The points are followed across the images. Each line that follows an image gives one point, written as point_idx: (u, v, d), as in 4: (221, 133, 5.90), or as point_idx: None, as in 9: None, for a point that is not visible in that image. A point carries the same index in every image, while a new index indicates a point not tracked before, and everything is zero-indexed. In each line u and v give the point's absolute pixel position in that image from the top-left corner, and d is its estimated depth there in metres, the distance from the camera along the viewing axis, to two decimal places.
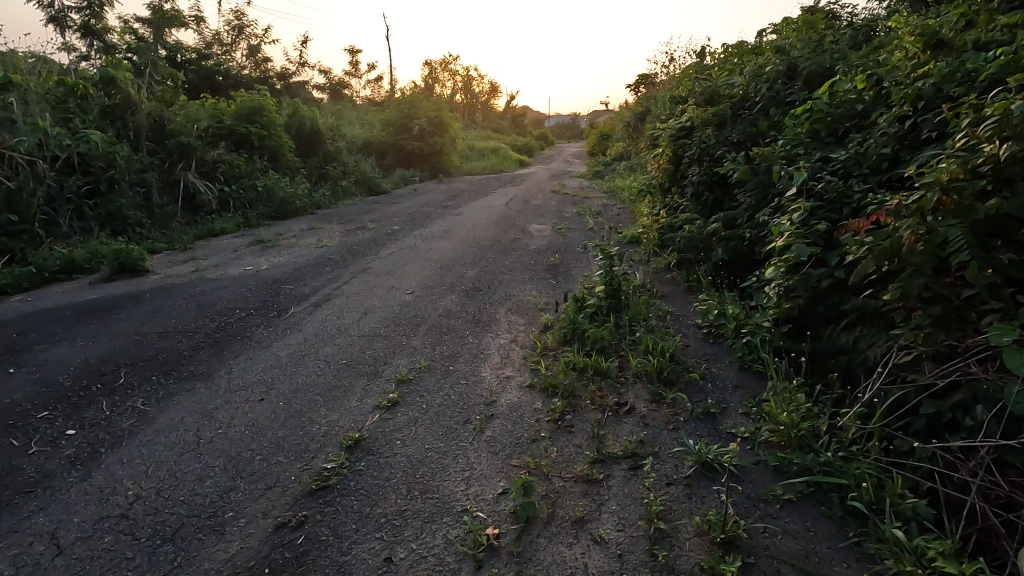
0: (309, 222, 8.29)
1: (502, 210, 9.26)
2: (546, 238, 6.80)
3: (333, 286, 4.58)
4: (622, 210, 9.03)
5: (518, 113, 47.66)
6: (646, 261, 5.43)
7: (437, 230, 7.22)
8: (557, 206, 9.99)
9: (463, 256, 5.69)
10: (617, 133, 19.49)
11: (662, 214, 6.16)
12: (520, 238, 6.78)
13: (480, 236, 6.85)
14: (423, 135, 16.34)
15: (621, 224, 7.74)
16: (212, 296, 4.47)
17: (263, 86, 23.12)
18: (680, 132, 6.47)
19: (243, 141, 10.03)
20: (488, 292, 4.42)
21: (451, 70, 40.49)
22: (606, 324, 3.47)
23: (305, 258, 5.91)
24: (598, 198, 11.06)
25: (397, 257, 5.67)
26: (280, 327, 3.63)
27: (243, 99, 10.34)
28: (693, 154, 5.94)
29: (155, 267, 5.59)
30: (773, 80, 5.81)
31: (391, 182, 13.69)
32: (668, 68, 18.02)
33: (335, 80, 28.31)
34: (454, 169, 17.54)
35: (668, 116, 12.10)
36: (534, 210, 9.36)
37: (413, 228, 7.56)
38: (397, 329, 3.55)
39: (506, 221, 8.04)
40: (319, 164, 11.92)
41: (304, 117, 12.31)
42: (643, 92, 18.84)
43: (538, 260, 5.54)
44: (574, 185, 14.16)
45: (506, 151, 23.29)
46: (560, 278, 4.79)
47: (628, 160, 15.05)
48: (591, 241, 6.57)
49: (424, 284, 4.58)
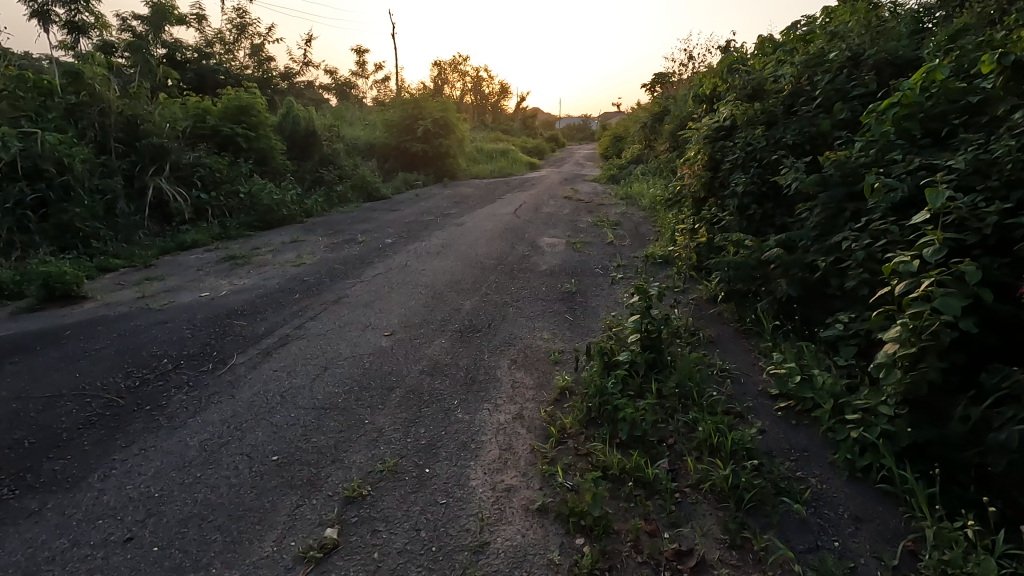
0: (293, 233, 7.45)
1: (509, 220, 8.36)
2: (559, 256, 5.89)
3: (294, 326, 3.66)
4: (643, 221, 8.10)
5: (528, 115, 46.79)
6: (682, 289, 4.50)
7: (434, 245, 6.33)
8: (571, 215, 9.07)
9: (460, 281, 4.78)
10: (633, 135, 18.55)
11: (697, 229, 5.22)
12: (530, 255, 5.87)
13: (484, 253, 5.95)
14: (428, 137, 15.49)
15: (644, 239, 6.81)
16: (144, 335, 3.59)
17: (266, 86, 22.49)
18: (716, 133, 5.54)
19: (228, 142, 9.22)
20: (487, 334, 3.50)
21: (461, 71, 39.78)
22: (645, 394, 2.56)
23: (275, 281, 5.01)
24: (615, 206, 10.12)
25: (382, 282, 4.76)
26: (206, 393, 2.71)
27: (229, 97, 9.53)
28: (735, 160, 5.00)
29: (97, 291, 4.74)
30: (833, 71, 4.87)
31: (392, 187, 12.85)
32: (686, 67, 17.04)
33: (340, 80, 27.61)
34: (460, 172, 16.69)
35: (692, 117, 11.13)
36: (546, 220, 8.46)
37: (408, 241, 6.68)
38: (362, 396, 2.64)
39: (514, 234, 7.14)
40: (314, 169, 11.11)
41: (299, 117, 11.50)
42: (660, 91, 17.86)
43: (550, 287, 4.63)
44: (588, 190, 13.23)
45: (516, 153, 22.41)
46: (578, 314, 3.87)
47: (646, 164, 14.09)
48: (612, 261, 5.66)
49: (407, 324, 3.66)
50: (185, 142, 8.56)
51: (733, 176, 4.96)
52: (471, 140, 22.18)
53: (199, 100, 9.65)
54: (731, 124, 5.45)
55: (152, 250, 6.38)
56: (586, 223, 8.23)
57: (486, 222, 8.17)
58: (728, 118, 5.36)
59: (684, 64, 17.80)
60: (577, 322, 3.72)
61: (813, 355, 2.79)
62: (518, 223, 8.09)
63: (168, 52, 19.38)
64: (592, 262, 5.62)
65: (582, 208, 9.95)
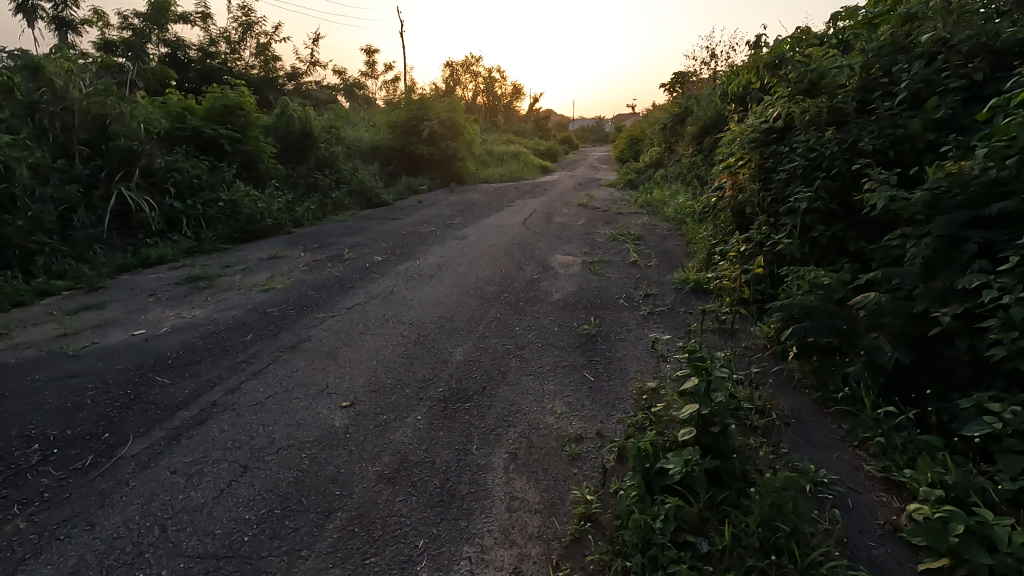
0: (273, 247, 6.65)
1: (519, 233, 7.48)
2: (576, 281, 5.00)
3: (227, 387, 2.78)
4: (669, 235, 7.18)
5: (542, 117, 45.93)
6: (729, 332, 3.60)
7: (429, 265, 5.48)
8: (587, 227, 8.16)
9: (454, 318, 3.89)
10: (651, 138, 17.59)
11: (743, 253, 4.30)
12: (541, 280, 4.99)
13: (488, 276, 5.07)
14: (434, 140, 14.68)
15: (674, 258, 5.89)
16: (31, 398, 2.75)
17: (271, 86, 21.88)
18: (767, 137, 4.60)
19: (211, 145, 8.45)
20: (480, 405, 2.61)
21: (473, 72, 39.05)
22: (710, 541, 1.67)
23: (234, 312, 4.17)
24: (635, 216, 9.21)
25: (358, 317, 3.89)
26: (55, 520, 1.84)
27: (214, 95, 8.75)
28: (793, 169, 4.06)
29: (14, 325, 3.93)
30: (918, 60, 3.90)
31: (395, 193, 12.03)
32: (709, 65, 16.06)
33: (349, 81, 26.96)
34: (469, 176, 15.86)
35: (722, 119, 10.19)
36: (561, 232, 7.56)
37: (401, 260, 5.82)
38: (281, 534, 1.76)
39: (524, 251, 6.25)
40: (309, 174, 10.34)
41: (294, 118, 10.73)
42: (680, 92, 16.88)
43: (566, 327, 3.73)
44: (604, 197, 12.30)
45: (529, 157, 21.56)
46: (601, 375, 2.97)
47: (666, 169, 13.17)
48: (638, 288, 4.76)
49: (376, 388, 2.77)
50: (162, 144, 7.80)
51: (789, 189, 4.04)
52: (482, 143, 21.36)
53: (183, 99, 8.89)
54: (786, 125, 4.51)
55: (108, 268, 5.60)
56: (605, 236, 7.31)
57: (492, 235, 7.29)
58: (781, 118, 4.43)
59: (706, 63, 16.81)
60: (600, 388, 2.82)
61: (955, 469, 1.88)
62: (529, 237, 7.20)
63: (171, 51, 18.84)
64: (614, 289, 4.73)
65: (599, 218, 9.04)
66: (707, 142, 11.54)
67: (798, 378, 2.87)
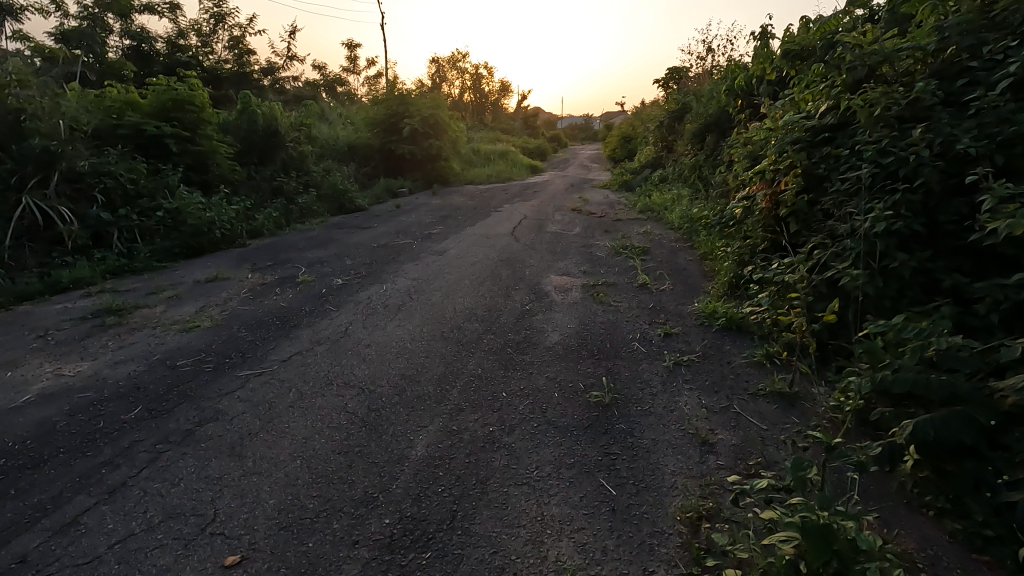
0: (217, 267, 5.65)
1: (507, 246, 6.54)
2: (577, 314, 4.07)
3: (58, 524, 1.81)
4: (678, 249, 6.29)
5: (530, 114, 44.99)
6: (789, 399, 2.70)
7: (396, 293, 4.54)
8: (584, 238, 7.25)
9: (420, 377, 2.94)
10: (645, 136, 16.73)
11: (783, 280, 3.41)
12: (534, 313, 4.05)
13: (469, 308, 4.12)
14: (415, 138, 13.69)
15: (690, 281, 4.99)
16: None
17: (244, 81, 20.73)
18: (814, 137, 3.71)
19: (155, 144, 7.40)
20: (444, 561, 1.67)
21: (459, 68, 38.00)
22: None
23: (131, 367, 3.18)
24: (634, 224, 8.33)
25: (292, 377, 2.93)
26: None
27: (158, 89, 7.69)
28: (857, 179, 3.19)
29: None
30: (1019, 38, 3.03)
31: (371, 196, 11.04)
32: (706, 61, 15.27)
33: (329, 76, 25.78)
34: (454, 177, 14.89)
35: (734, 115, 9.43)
36: (555, 245, 6.65)
37: (366, 284, 4.87)
38: None
39: (512, 270, 5.31)
40: (274, 177, 9.32)
41: (256, 114, 9.69)
42: (675, 87, 16.05)
43: (569, 391, 2.80)
44: (599, 200, 11.40)
45: (517, 155, 20.60)
46: (625, 486, 2.05)
47: (664, 170, 12.35)
48: (654, 325, 3.85)
49: (289, 522, 1.82)
50: (93, 144, 6.74)
51: (853, 205, 3.16)
52: (467, 141, 20.38)
53: (124, 92, 7.81)
54: (839, 122, 3.62)
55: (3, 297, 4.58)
56: (605, 250, 6.39)
57: (477, 249, 6.34)
58: (835, 115, 3.58)
59: (702, 57, 16.00)
60: (626, 514, 1.90)
61: None
62: (518, 251, 6.26)
63: (136, 43, 17.67)
64: (626, 326, 3.81)
65: (596, 227, 8.14)
66: (709, 140, 10.69)
67: (911, 490, 1.98)
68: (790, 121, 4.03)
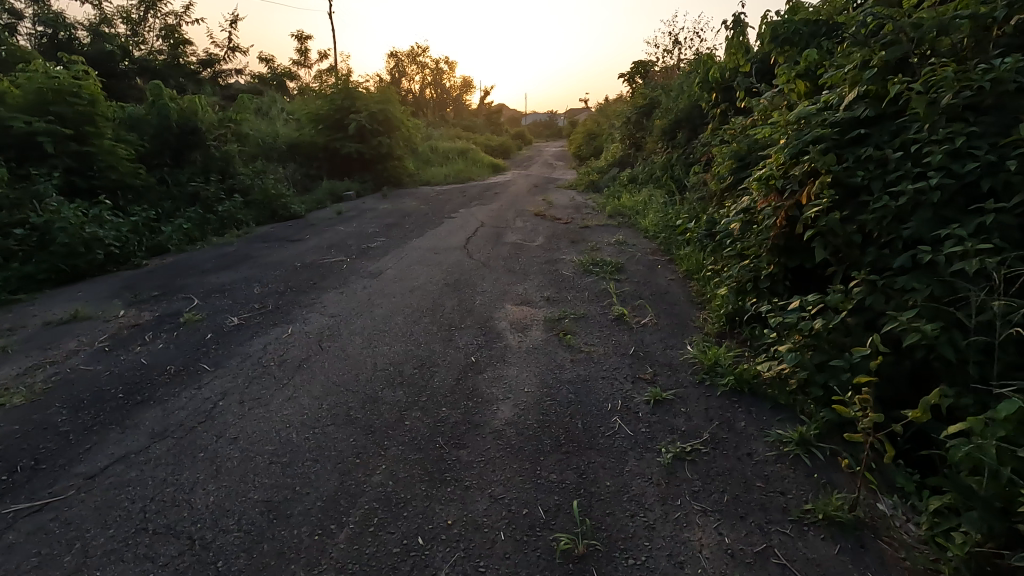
0: (85, 300, 4.46)
1: (456, 264, 5.54)
2: (535, 369, 3.10)
3: None
4: (655, 266, 5.40)
5: (494, 111, 43.91)
6: (851, 531, 1.80)
7: (305, 339, 3.49)
8: (547, 250, 6.30)
9: (296, 506, 1.92)
10: (611, 133, 15.91)
11: (811, 328, 2.55)
12: (479, 370, 3.06)
13: (392, 364, 3.10)
14: (364, 136, 12.50)
15: (674, 312, 4.09)
16: None
17: (180, 74, 19.07)
18: (842, 136, 2.84)
19: (27, 144, 6.09)
20: None
21: (419, 63, 36.65)
22: None
23: None
24: (602, 232, 7.45)
25: (86, 519, 1.85)
26: None
27: (32, 76, 6.35)
28: (916, 194, 2.32)
29: None
30: None
31: (311, 201, 9.86)
32: (672, 54, 14.57)
33: (277, 70, 24.18)
34: (409, 178, 13.76)
35: (712, 108, 8.68)
36: (513, 261, 5.67)
37: (268, 324, 3.79)
38: None
39: (456, 300, 4.31)
40: (190, 181, 8.06)
41: (169, 108, 8.39)
42: (641, 82, 15.26)
43: (521, 529, 1.83)
44: (564, 202, 10.48)
45: (478, 153, 19.54)
46: None
47: (632, 169, 11.55)
48: (638, 384, 2.92)
49: None
50: None
51: (913, 228, 2.28)
52: (425, 138, 19.21)
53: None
54: (877, 114, 2.74)
55: None
56: (571, 268, 5.45)
57: (418, 269, 5.32)
58: (874, 108, 2.72)
59: (669, 51, 15.27)
60: None
61: None
62: (469, 272, 5.27)
63: (51, 30, 15.90)
64: (601, 389, 2.85)
65: (561, 236, 7.20)
66: (680, 138, 9.89)
67: None
68: (805, 115, 3.15)
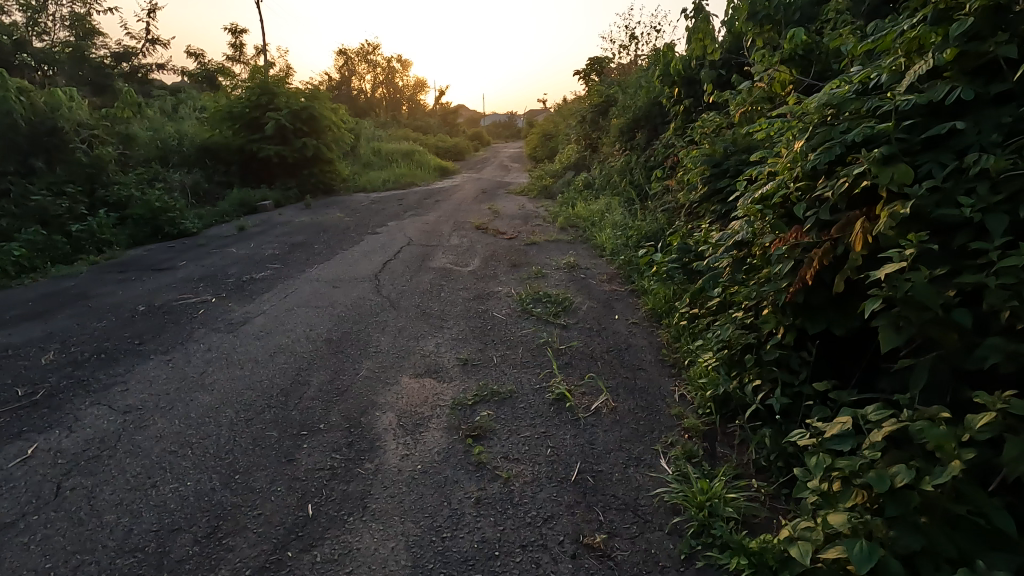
0: None
1: (357, 303, 4.25)
2: (410, 527, 1.85)
3: None
4: (611, 304, 4.22)
5: (449, 110, 42.46)
6: None
7: (47, 468, 2.14)
8: (480, 279, 5.08)
9: None
10: (566, 134, 14.82)
11: (890, 486, 1.41)
12: (313, 536, 1.80)
13: (162, 533, 1.80)
14: (285, 137, 10.97)
15: (637, 384, 2.90)
16: None
17: (87, 67, 16.99)
18: (913, 134, 1.72)
19: None
20: None
21: (368, 60, 34.91)
22: None
23: None
24: (551, 251, 6.28)
25: None
26: None
27: None
28: None
29: None
30: None
31: (213, 215, 8.35)
32: (629, 48, 13.58)
33: (205, 65, 22.11)
34: (342, 184, 12.31)
35: (674, 104, 7.64)
36: (431, 298, 4.41)
37: (10, 433, 2.40)
38: None
39: (332, 371, 3.02)
40: (39, 193, 6.45)
41: (14, 103, 6.75)
42: (597, 79, 14.21)
43: None
44: (512, 212, 9.27)
45: (425, 155, 18.10)
46: None
47: (587, 173, 10.46)
48: (580, 562, 1.72)
49: None
50: None
51: None
52: (366, 139, 17.65)
53: None
54: (973, 100, 1.64)
55: None
56: (506, 307, 4.23)
57: (300, 314, 3.99)
58: (970, 87, 1.61)
59: (626, 46, 14.24)
60: None
61: None
62: (369, 316, 3.99)
63: None
64: None
65: (502, 257, 5.97)
66: (639, 139, 8.81)
67: None
68: (835, 103, 2.04)
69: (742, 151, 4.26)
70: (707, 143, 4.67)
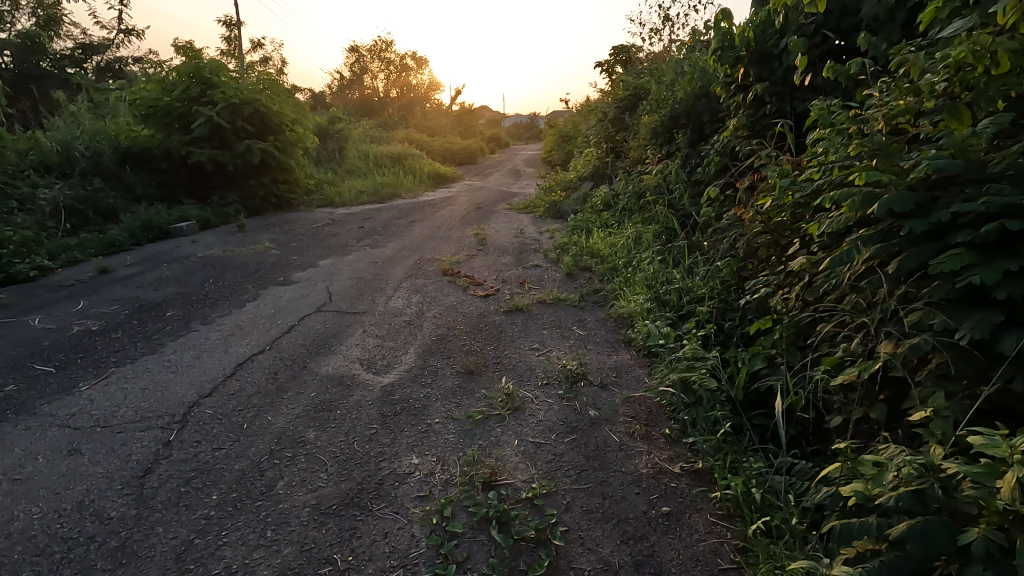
0: None
1: (52, 536, 1.81)
2: None
3: None
4: (654, 556, 1.75)
5: (465, 111, 40.12)
6: None
7: None
8: (389, 417, 2.61)
9: None
10: (584, 136, 12.26)
11: None
12: None
13: None
14: (223, 139, 8.65)
15: None
16: None
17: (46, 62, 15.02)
18: None
19: None
20: None
21: (379, 57, 32.84)
22: None
23: None
24: (542, 329, 3.79)
25: None
26: None
27: None
28: None
29: None
30: None
31: (86, 247, 6.07)
32: (662, 31, 10.99)
33: None
34: (305, 197, 10.00)
35: (740, 93, 5.06)
36: (239, 509, 1.95)
37: None
38: None
39: None
40: None
41: None
42: (622, 70, 11.64)
43: None
44: (504, 241, 6.81)
45: (422, 159, 15.68)
46: None
47: (607, 187, 7.95)
48: None
49: None
50: None
51: None
52: (354, 140, 15.30)
53: None
54: None
55: None
56: (398, 550, 1.77)
57: None
58: None
59: (657, 31, 11.58)
60: None
61: None
62: None
63: None
64: None
65: (456, 345, 3.51)
66: (680, 143, 6.24)
67: None
68: None
69: (979, 181, 1.78)
70: (862, 154, 2.17)
